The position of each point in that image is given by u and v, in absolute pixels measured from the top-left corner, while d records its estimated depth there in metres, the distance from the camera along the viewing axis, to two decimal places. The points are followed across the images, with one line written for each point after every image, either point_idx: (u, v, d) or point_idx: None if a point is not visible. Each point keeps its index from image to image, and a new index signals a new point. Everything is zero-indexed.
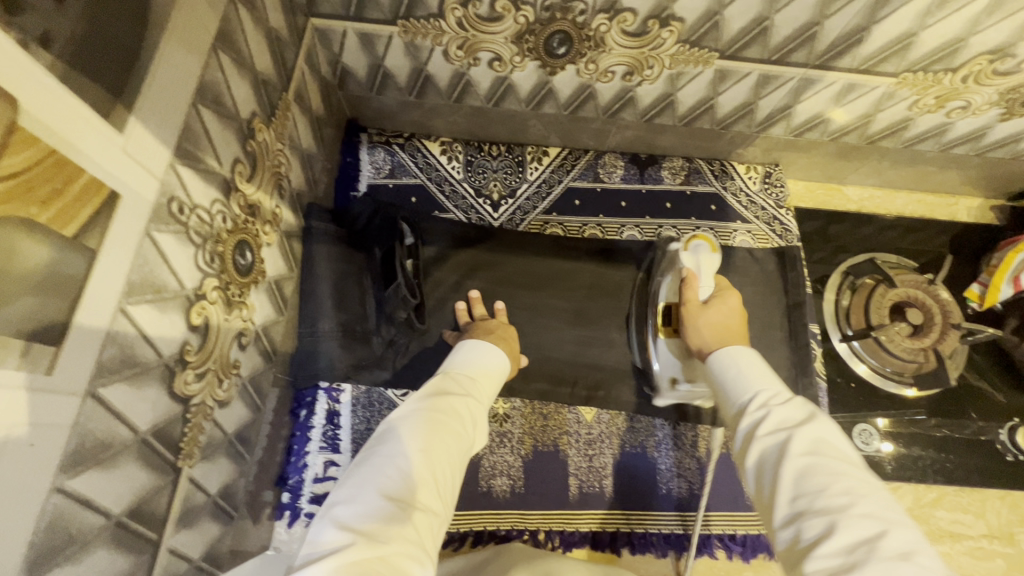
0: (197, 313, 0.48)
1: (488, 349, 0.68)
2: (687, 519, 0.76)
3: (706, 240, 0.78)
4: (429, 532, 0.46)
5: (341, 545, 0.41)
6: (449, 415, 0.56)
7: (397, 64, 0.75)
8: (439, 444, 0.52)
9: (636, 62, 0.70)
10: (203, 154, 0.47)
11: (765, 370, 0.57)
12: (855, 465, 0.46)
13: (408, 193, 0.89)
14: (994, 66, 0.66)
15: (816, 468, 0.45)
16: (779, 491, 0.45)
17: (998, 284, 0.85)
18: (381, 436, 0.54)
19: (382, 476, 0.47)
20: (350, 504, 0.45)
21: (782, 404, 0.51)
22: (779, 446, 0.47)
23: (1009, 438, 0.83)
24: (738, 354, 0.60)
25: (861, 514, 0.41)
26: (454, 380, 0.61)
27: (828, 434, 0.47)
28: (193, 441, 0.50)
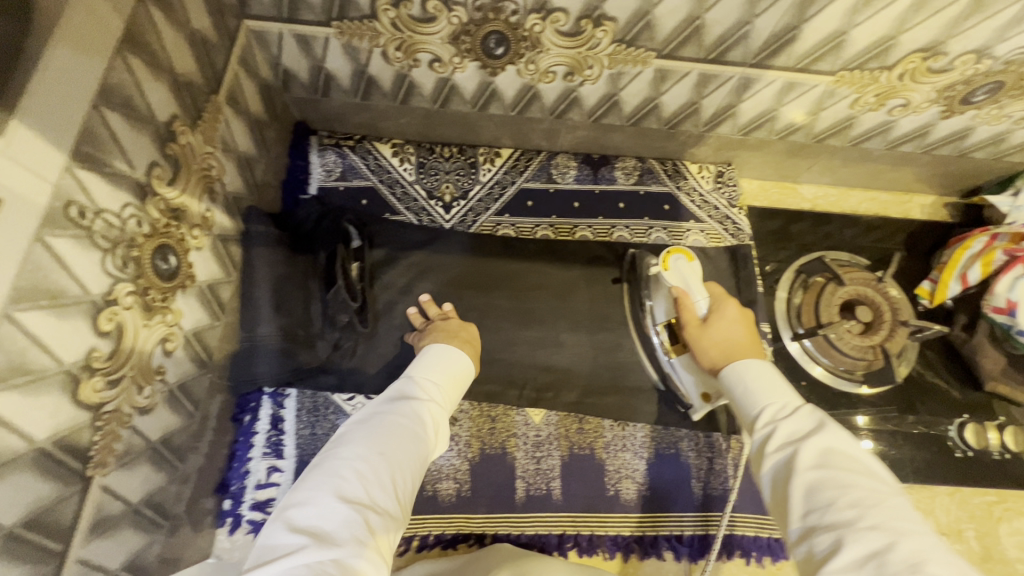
0: (107, 319, 0.47)
1: (451, 351, 0.67)
2: (710, 519, 0.76)
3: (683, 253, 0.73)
4: (385, 534, 0.46)
5: (290, 549, 0.41)
6: (410, 418, 0.56)
7: (338, 66, 0.74)
8: (397, 447, 0.52)
9: (575, 62, 0.70)
10: (110, 157, 0.46)
11: (774, 378, 0.58)
12: (867, 473, 0.46)
13: (359, 195, 0.88)
14: (928, 64, 0.66)
15: (826, 480, 0.45)
16: (793, 505, 0.46)
17: (947, 281, 0.85)
18: (341, 439, 0.53)
19: (337, 479, 0.47)
20: (303, 508, 0.45)
21: (791, 417, 0.52)
22: (788, 460, 0.48)
23: (958, 434, 0.83)
24: (749, 363, 0.60)
25: (870, 525, 0.41)
26: (417, 384, 0.61)
27: (839, 444, 0.48)
28: (107, 449, 0.49)
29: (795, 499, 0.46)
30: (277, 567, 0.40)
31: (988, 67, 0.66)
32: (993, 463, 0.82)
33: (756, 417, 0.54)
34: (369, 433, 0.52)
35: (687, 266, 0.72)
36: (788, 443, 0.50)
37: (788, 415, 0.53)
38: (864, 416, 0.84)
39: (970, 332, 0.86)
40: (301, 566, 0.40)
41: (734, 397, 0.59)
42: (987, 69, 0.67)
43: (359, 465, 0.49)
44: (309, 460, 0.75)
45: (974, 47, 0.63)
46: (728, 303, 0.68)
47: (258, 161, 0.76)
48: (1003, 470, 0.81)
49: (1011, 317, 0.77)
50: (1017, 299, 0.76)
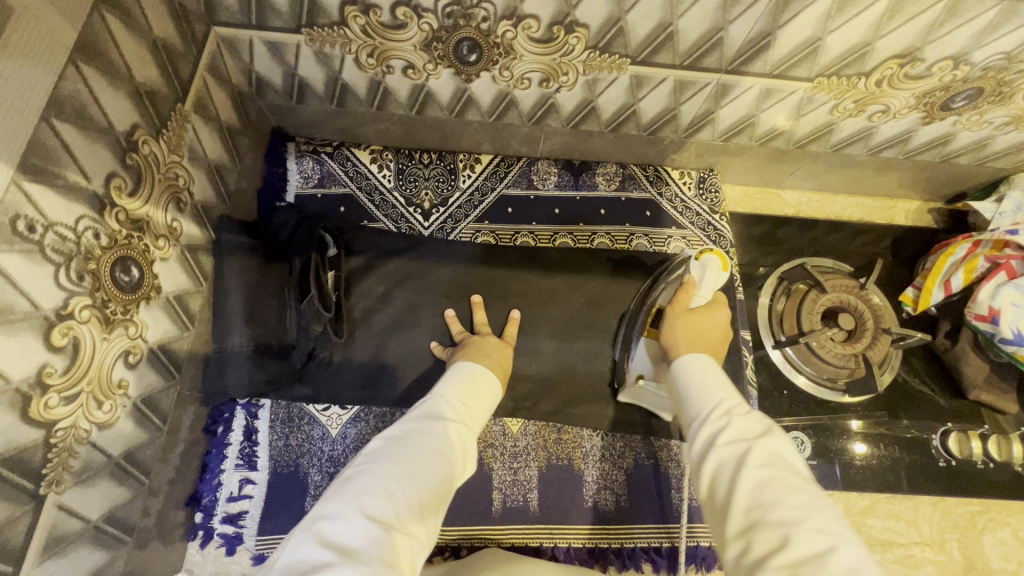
0: (61, 334, 0.46)
1: (481, 372, 0.67)
2: (674, 532, 0.75)
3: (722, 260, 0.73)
4: (409, 559, 0.44)
5: (316, 564, 0.39)
6: (440, 439, 0.55)
7: (311, 72, 0.73)
8: (428, 468, 0.51)
9: (550, 68, 0.69)
10: (63, 169, 0.45)
11: (726, 380, 0.57)
12: (809, 481, 0.45)
13: (337, 202, 0.87)
14: (906, 70, 0.66)
15: (773, 480, 0.44)
16: (737, 501, 0.44)
17: (930, 288, 0.84)
18: (367, 456, 0.52)
19: (367, 496, 0.46)
20: (331, 523, 0.43)
21: (742, 415, 0.51)
22: (736, 457, 0.47)
23: (941, 443, 0.82)
24: (703, 361, 0.60)
25: (814, 528, 0.40)
26: (446, 404, 0.61)
27: (784, 449, 0.47)
28: (62, 466, 0.48)
29: (740, 495, 0.45)
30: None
31: (966, 73, 0.65)
32: (975, 472, 0.80)
33: (706, 413, 0.53)
34: (400, 452, 0.51)
35: (710, 265, 0.73)
36: (738, 440, 0.49)
37: (741, 412, 0.52)
38: (858, 421, 0.83)
39: (953, 340, 0.84)
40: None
41: (685, 388, 0.58)
42: (965, 75, 0.66)
43: (390, 483, 0.47)
44: (282, 471, 0.74)
45: (951, 53, 0.63)
46: (726, 311, 0.69)
47: (231, 169, 0.75)
48: (987, 479, 0.80)
49: (994, 325, 0.76)
50: (1000, 307, 0.75)
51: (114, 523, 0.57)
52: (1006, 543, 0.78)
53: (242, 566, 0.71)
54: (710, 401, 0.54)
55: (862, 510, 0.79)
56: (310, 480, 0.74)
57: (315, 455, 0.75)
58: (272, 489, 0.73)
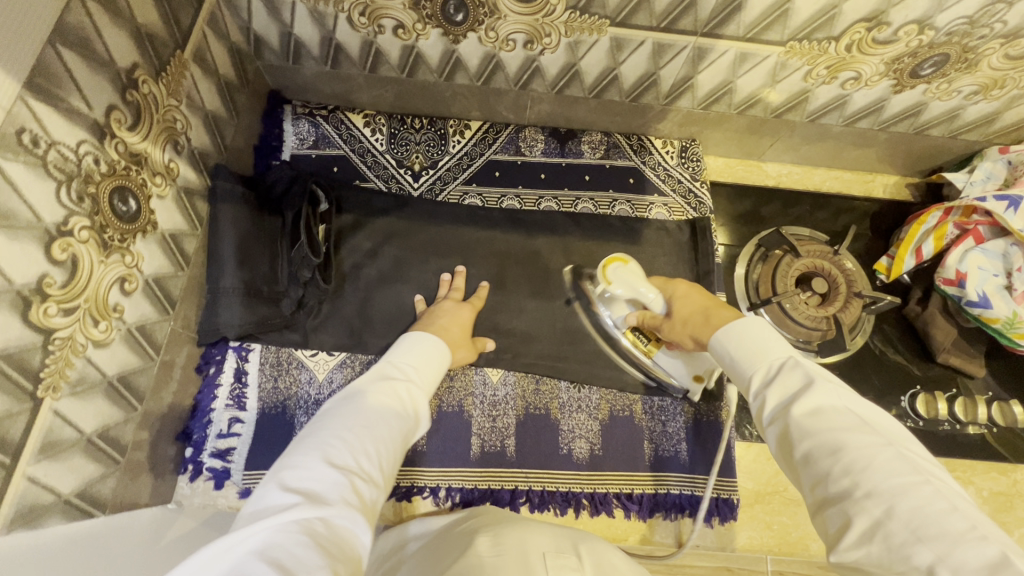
0: (61, 248, 0.50)
1: (426, 340, 0.69)
2: (698, 482, 0.78)
3: (618, 258, 0.75)
4: (370, 504, 0.47)
5: (280, 505, 0.41)
6: (392, 400, 0.58)
7: (306, 32, 0.77)
8: (382, 424, 0.54)
9: (533, 29, 0.72)
10: (66, 94, 0.49)
11: (770, 336, 0.57)
12: (866, 427, 0.45)
13: (330, 162, 0.90)
14: (873, 34, 0.68)
15: (821, 444, 0.45)
16: (801, 477, 0.46)
17: (902, 255, 0.87)
18: (324, 417, 0.54)
19: (326, 448, 0.48)
20: (292, 473, 0.45)
21: (779, 379, 0.52)
22: (784, 429, 0.48)
23: (908, 404, 0.85)
24: (753, 323, 0.58)
25: (868, 492, 0.40)
26: (394, 368, 0.64)
27: (828, 402, 0.47)
28: (58, 375, 0.52)
29: (801, 471, 0.46)
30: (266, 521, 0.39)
31: (932, 38, 0.68)
32: (941, 433, 0.83)
33: (749, 386, 0.54)
34: (354, 411, 0.54)
35: (622, 270, 0.74)
36: (781, 411, 0.50)
37: (778, 377, 0.52)
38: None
39: (923, 306, 0.87)
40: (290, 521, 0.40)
41: (732, 361, 0.58)
42: (931, 40, 0.68)
43: (348, 437, 0.50)
44: (269, 412, 0.77)
45: (915, 16, 0.65)
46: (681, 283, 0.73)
47: (228, 124, 0.79)
48: (952, 438, 0.83)
49: (961, 288, 0.79)
50: (966, 270, 0.78)
51: (108, 442, 0.60)
52: None
53: (229, 499, 0.74)
54: (747, 375, 0.55)
55: None
56: (297, 421, 0.78)
57: (301, 398, 0.79)
58: (260, 428, 0.77)
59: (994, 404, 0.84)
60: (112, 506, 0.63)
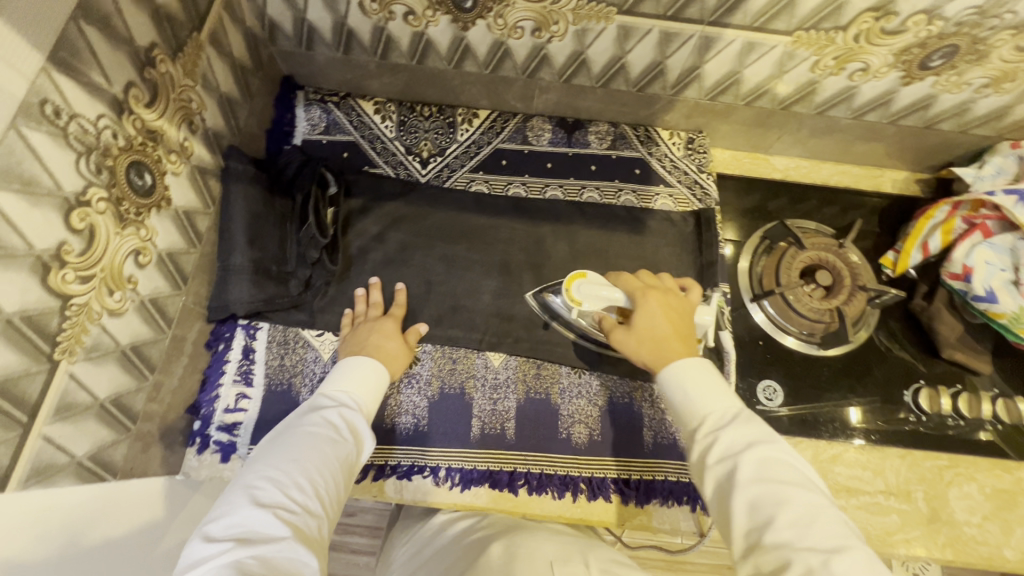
0: (79, 218, 0.52)
1: (361, 361, 0.70)
2: None
3: (578, 273, 0.72)
4: (312, 530, 0.48)
5: (211, 555, 0.43)
6: (328, 426, 0.59)
7: (319, 18, 0.79)
8: (315, 452, 0.54)
9: (541, 17, 0.73)
10: (88, 68, 0.51)
11: (716, 380, 0.58)
12: (803, 486, 0.47)
13: (340, 148, 0.92)
14: (881, 24, 0.68)
15: (762, 498, 0.47)
16: (735, 523, 0.47)
17: (908, 250, 0.87)
18: (257, 456, 0.55)
19: (255, 488, 0.49)
20: (221, 521, 0.46)
21: (729, 426, 0.53)
22: (726, 476, 0.50)
23: (912, 399, 0.84)
24: (696, 366, 0.59)
25: (809, 545, 0.42)
26: (328, 395, 0.65)
27: (778, 456, 0.49)
28: (75, 339, 0.54)
29: (738, 518, 0.47)
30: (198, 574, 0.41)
31: (941, 28, 0.68)
32: (944, 428, 0.83)
33: (695, 429, 0.55)
34: (284, 446, 0.55)
35: (582, 285, 0.71)
36: (726, 455, 0.51)
37: (722, 427, 0.53)
38: (859, 411, 0.84)
39: (929, 301, 0.86)
40: (224, 566, 0.42)
41: (675, 397, 0.58)
42: (940, 31, 0.68)
43: (277, 473, 0.51)
44: (276, 389, 0.79)
45: (924, 6, 0.65)
46: (652, 296, 0.67)
47: (241, 107, 0.81)
48: (955, 434, 0.82)
49: (966, 283, 0.79)
50: (973, 264, 0.78)
51: (120, 409, 0.63)
52: (972, 497, 0.78)
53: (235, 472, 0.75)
54: (693, 419, 0.55)
55: (830, 458, 0.81)
56: (303, 399, 0.79)
57: (307, 375, 0.80)
58: (266, 405, 0.78)
59: (999, 401, 0.84)
60: (123, 472, 0.65)
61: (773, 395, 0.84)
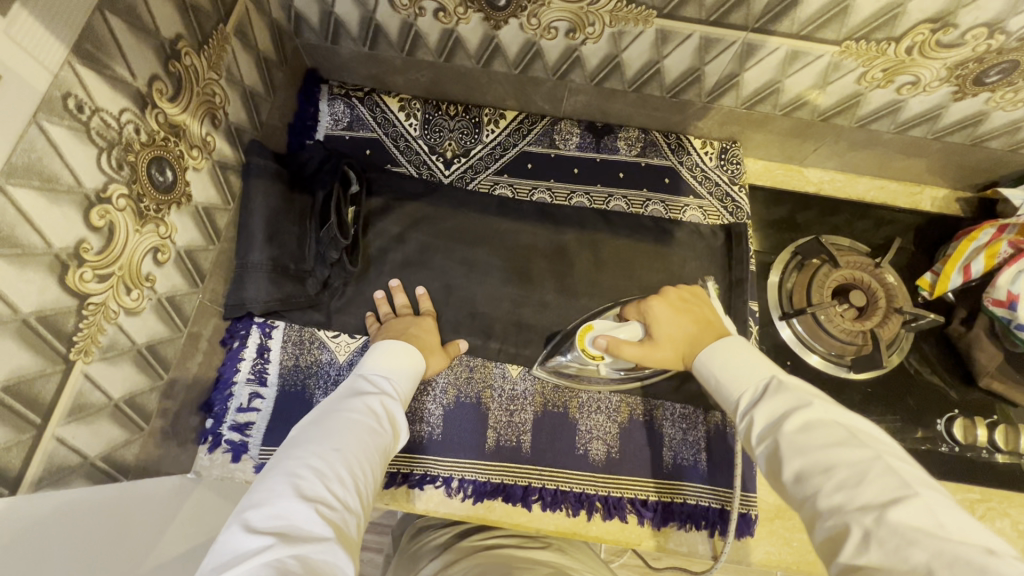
0: (99, 215, 0.50)
1: (395, 348, 0.70)
2: (722, 495, 0.76)
3: (584, 328, 0.72)
4: (350, 528, 0.47)
5: (253, 549, 0.41)
6: (366, 420, 0.58)
7: (346, 12, 0.76)
8: (355, 445, 0.54)
9: (577, 18, 0.70)
10: (112, 61, 0.49)
11: (751, 355, 0.59)
12: (853, 439, 0.45)
13: (363, 145, 0.90)
14: (938, 37, 0.64)
15: (809, 462, 0.45)
16: (790, 493, 0.46)
17: (949, 272, 0.83)
18: (292, 444, 0.54)
19: (296, 479, 0.48)
20: (261, 511, 0.44)
21: (769, 396, 0.52)
22: (772, 447, 0.49)
23: (944, 428, 0.81)
24: (725, 345, 0.61)
25: (861, 504, 0.40)
26: (366, 386, 0.64)
27: (821, 414, 0.48)
28: (90, 339, 0.52)
29: (789, 485, 0.46)
30: (243, 565, 0.39)
31: (1002, 43, 0.64)
32: (978, 460, 0.79)
33: (736, 406, 0.56)
34: (325, 436, 0.54)
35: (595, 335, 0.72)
36: (769, 424, 0.50)
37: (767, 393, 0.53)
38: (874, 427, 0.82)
39: (968, 327, 0.83)
40: (266, 564, 0.40)
41: (710, 378, 0.60)
42: (1001, 45, 0.64)
43: (318, 464, 0.49)
44: (290, 389, 0.78)
45: (986, 19, 0.61)
46: (654, 301, 0.71)
47: (264, 101, 0.80)
48: (988, 468, 0.79)
49: (1010, 311, 0.75)
50: (1019, 292, 0.74)
51: (134, 408, 0.61)
52: (1004, 534, 0.76)
53: (246, 473, 0.74)
54: (734, 395, 0.56)
55: None
56: (315, 401, 0.77)
57: (321, 377, 0.78)
58: (279, 406, 0.77)
59: None
60: (135, 471, 0.64)
61: None
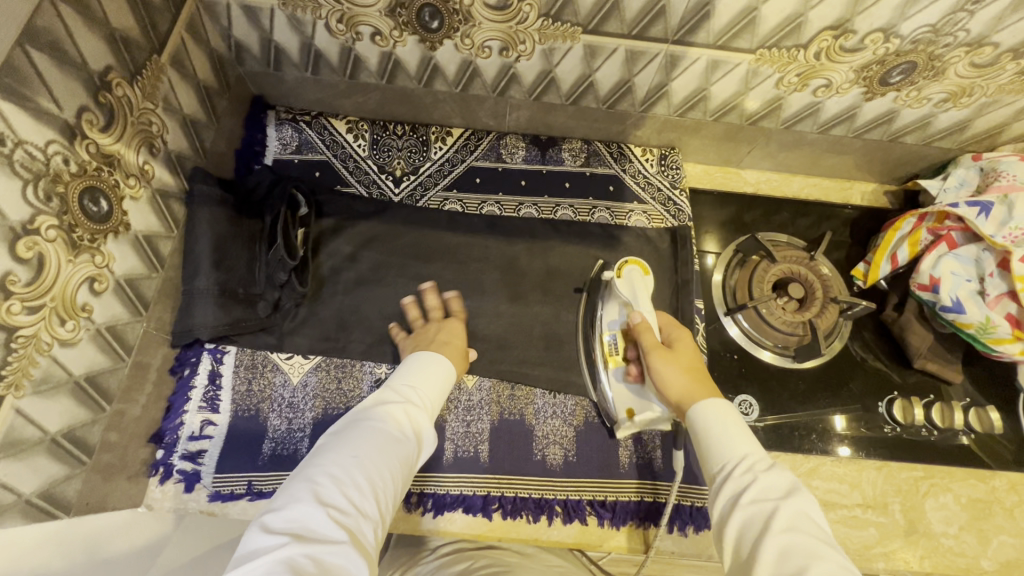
0: (26, 247, 0.50)
1: (424, 356, 0.72)
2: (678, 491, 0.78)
3: (637, 266, 0.78)
4: (365, 536, 0.48)
5: (269, 546, 0.43)
6: (388, 426, 0.60)
7: (286, 39, 0.78)
8: (376, 453, 0.55)
9: (508, 37, 0.73)
10: (35, 95, 0.50)
11: (745, 429, 0.58)
12: (834, 546, 0.45)
13: (312, 168, 0.91)
14: (840, 42, 0.69)
15: (797, 546, 0.44)
16: (758, 563, 0.44)
17: (879, 261, 0.88)
18: (317, 451, 0.56)
19: (317, 484, 0.50)
20: (280, 514, 0.47)
21: (770, 473, 0.52)
22: (760, 519, 0.48)
23: (886, 411, 0.84)
24: (726, 410, 0.60)
25: None
26: (392, 391, 0.65)
27: (811, 513, 0.48)
28: (21, 373, 0.52)
29: (765, 558, 0.44)
30: (259, 561, 0.41)
31: (898, 46, 0.69)
32: (921, 440, 0.83)
33: (728, 467, 0.54)
34: (346, 444, 0.56)
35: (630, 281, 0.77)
36: (762, 499, 0.49)
37: (764, 471, 0.52)
38: (844, 417, 0.84)
39: (900, 312, 0.87)
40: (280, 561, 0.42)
41: (703, 436, 0.59)
42: (897, 48, 0.69)
43: (337, 471, 0.51)
44: (243, 415, 0.77)
45: (880, 25, 0.66)
46: (683, 333, 0.75)
47: (207, 128, 0.80)
48: (929, 445, 0.83)
49: (934, 294, 0.80)
50: (940, 275, 0.79)
51: (73, 442, 0.60)
52: (948, 508, 0.79)
53: (200, 502, 0.73)
54: (734, 454, 0.55)
55: (808, 472, 0.81)
56: (270, 424, 0.77)
57: (275, 401, 0.78)
58: (233, 432, 0.76)
59: (971, 411, 0.84)
60: (78, 508, 0.62)
61: (748, 409, 0.84)
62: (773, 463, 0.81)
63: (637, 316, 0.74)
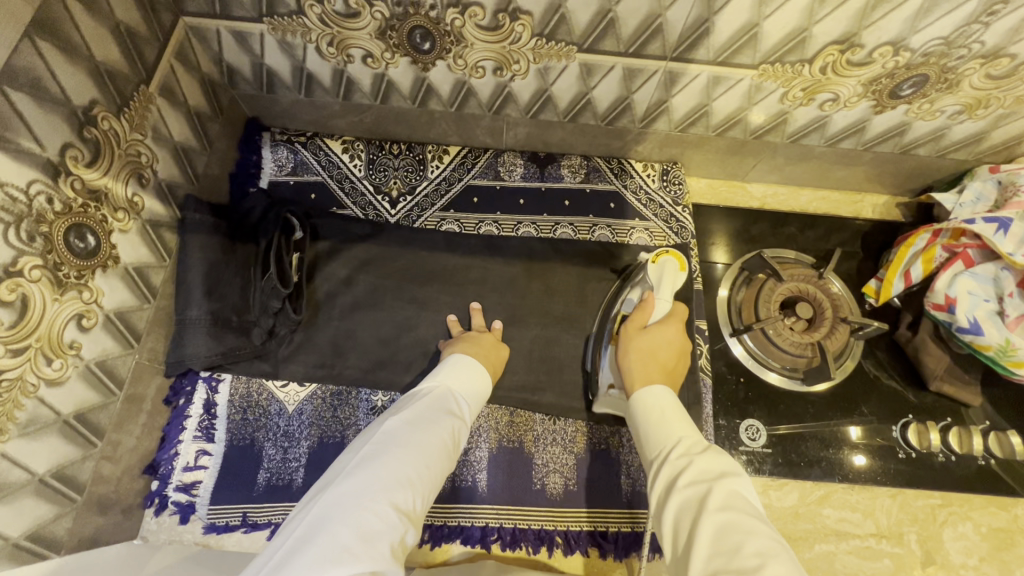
0: (8, 290, 0.49)
1: (485, 369, 0.71)
2: None
3: (677, 257, 0.79)
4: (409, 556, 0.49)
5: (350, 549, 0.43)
6: (449, 440, 0.60)
7: (277, 62, 0.77)
8: (438, 471, 0.56)
9: (501, 56, 0.72)
10: (15, 135, 0.49)
11: (682, 415, 0.60)
12: (766, 520, 0.45)
13: (308, 190, 0.90)
14: (847, 56, 0.66)
15: (728, 523, 0.44)
16: (697, 548, 0.44)
17: (891, 279, 0.84)
18: (385, 445, 0.56)
19: (393, 491, 0.50)
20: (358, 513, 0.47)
21: (704, 453, 0.52)
22: (693, 500, 0.48)
23: (901, 435, 0.81)
24: (663, 395, 0.62)
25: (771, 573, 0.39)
26: (455, 401, 0.66)
27: (745, 489, 0.48)
28: (6, 417, 0.51)
29: (700, 540, 0.44)
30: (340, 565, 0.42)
31: (908, 59, 0.66)
32: (938, 466, 0.79)
33: (670, 451, 0.55)
34: (415, 447, 0.56)
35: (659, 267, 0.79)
36: (698, 480, 0.49)
37: (700, 453, 0.53)
38: (859, 428, 0.81)
39: (914, 331, 0.85)
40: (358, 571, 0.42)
41: (646, 427, 0.61)
42: (908, 61, 0.66)
43: (410, 481, 0.52)
44: (238, 445, 0.76)
45: (889, 38, 0.63)
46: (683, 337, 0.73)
47: (199, 154, 0.79)
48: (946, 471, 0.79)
49: (951, 314, 0.76)
50: (956, 295, 0.75)
51: (62, 480, 0.59)
52: (968, 538, 0.76)
53: (195, 534, 0.72)
54: (669, 441, 0.56)
55: (818, 500, 0.78)
56: (264, 453, 0.76)
57: (270, 430, 0.77)
58: (229, 461, 0.75)
59: (991, 434, 0.81)
60: (69, 546, 0.62)
61: (755, 434, 0.81)
62: (783, 491, 0.78)
63: (646, 295, 0.77)
